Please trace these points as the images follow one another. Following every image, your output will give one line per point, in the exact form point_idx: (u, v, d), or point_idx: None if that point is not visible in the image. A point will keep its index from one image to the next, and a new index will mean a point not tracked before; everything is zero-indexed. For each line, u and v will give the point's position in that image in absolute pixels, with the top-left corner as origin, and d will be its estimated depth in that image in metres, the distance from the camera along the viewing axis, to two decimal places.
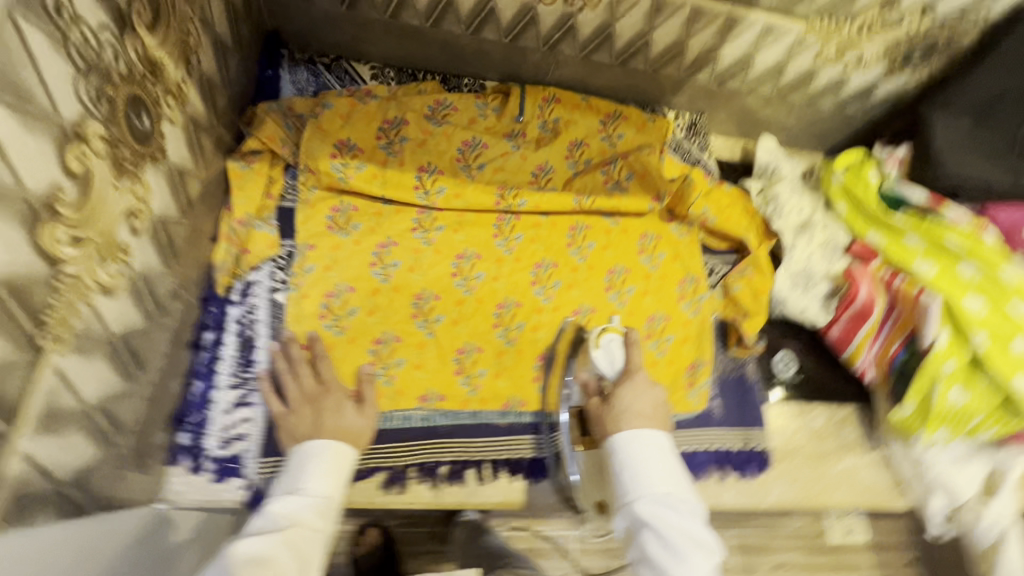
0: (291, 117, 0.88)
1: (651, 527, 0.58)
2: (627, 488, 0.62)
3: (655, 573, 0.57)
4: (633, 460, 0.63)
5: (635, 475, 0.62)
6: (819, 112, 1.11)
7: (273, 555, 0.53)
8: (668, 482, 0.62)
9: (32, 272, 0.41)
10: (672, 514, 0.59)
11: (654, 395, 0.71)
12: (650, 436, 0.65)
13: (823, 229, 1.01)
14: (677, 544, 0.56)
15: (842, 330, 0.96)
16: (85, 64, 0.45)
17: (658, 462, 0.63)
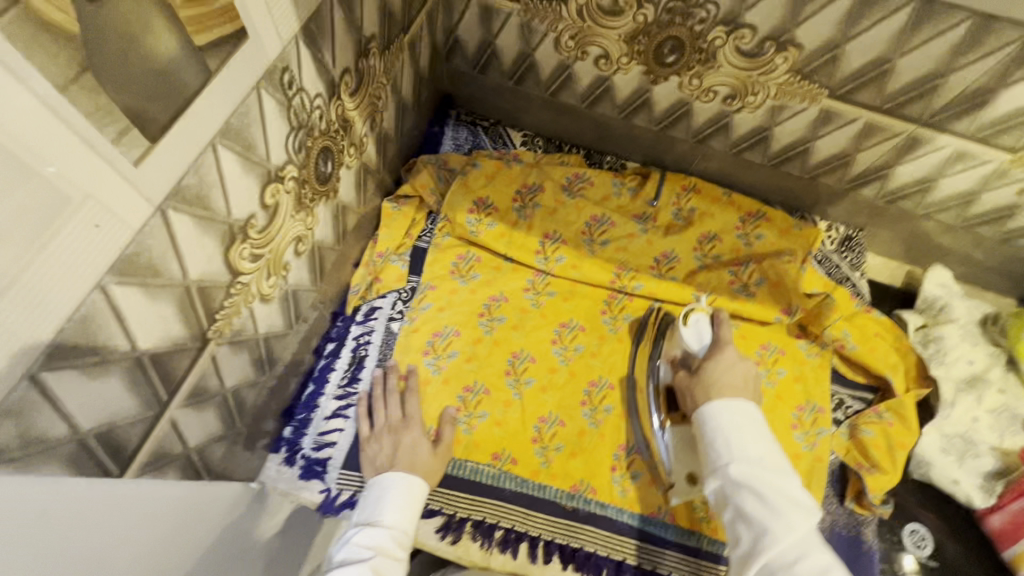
0: (444, 170, 0.98)
1: (746, 485, 0.59)
2: (720, 453, 0.62)
3: (754, 527, 0.56)
4: (724, 425, 0.64)
5: (727, 439, 0.63)
6: (1017, 251, 0.94)
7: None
8: (761, 449, 0.62)
9: (217, 278, 0.51)
10: (769, 477, 0.59)
11: (742, 367, 0.72)
12: (742, 405, 0.66)
13: (999, 391, 0.86)
14: (774, 502, 0.56)
15: (1007, 521, 0.80)
16: (298, 123, 0.56)
17: (750, 427, 0.64)
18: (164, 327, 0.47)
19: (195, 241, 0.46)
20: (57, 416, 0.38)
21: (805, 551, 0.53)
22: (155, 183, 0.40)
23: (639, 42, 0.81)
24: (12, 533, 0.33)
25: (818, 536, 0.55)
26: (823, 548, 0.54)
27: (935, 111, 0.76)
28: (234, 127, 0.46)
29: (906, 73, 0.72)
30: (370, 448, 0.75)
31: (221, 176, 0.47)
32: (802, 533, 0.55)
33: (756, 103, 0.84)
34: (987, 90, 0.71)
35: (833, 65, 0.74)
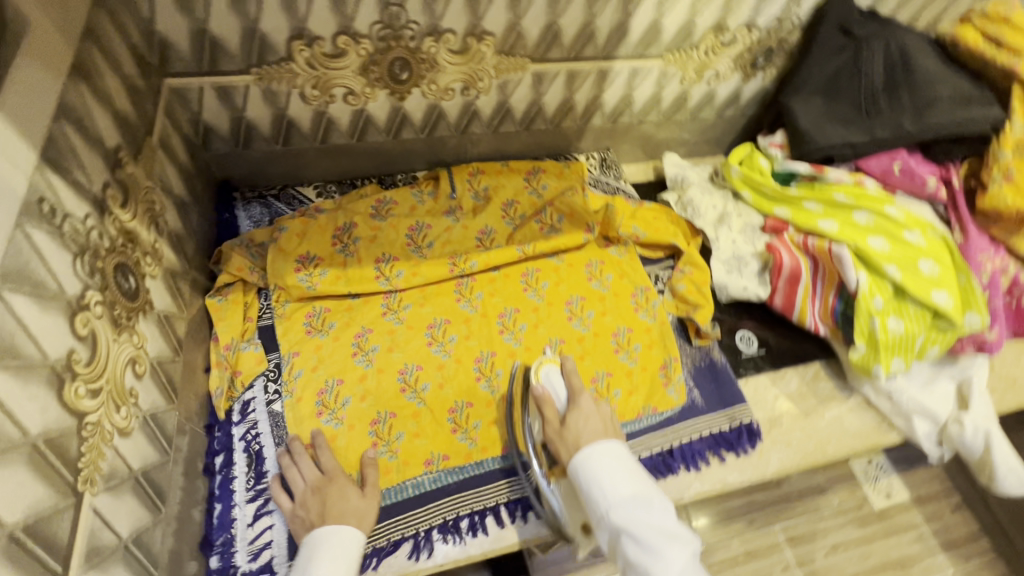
0: (254, 247, 0.99)
1: (626, 531, 0.69)
2: (600, 500, 0.72)
3: (639, 570, 0.66)
4: (598, 471, 0.74)
5: (602, 488, 0.73)
6: (705, 122, 1.28)
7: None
8: (631, 486, 0.73)
9: (63, 425, 0.49)
10: (645, 517, 0.69)
11: (598, 411, 0.84)
12: (609, 449, 0.77)
13: (738, 216, 1.16)
14: (651, 540, 0.67)
15: (783, 296, 1.07)
16: (78, 248, 0.55)
17: (620, 468, 0.75)
18: (27, 493, 0.44)
19: (21, 393, 0.44)
20: None
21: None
22: None
23: (372, 71, 0.92)
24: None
25: (694, 565, 0.67)
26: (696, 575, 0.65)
27: (602, 47, 1.01)
28: (11, 269, 0.45)
29: (570, 28, 0.95)
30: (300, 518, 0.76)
31: (20, 321, 0.45)
32: (677, 563, 0.65)
33: (487, 86, 1.02)
34: (622, 22, 0.97)
35: (521, 39, 0.95)
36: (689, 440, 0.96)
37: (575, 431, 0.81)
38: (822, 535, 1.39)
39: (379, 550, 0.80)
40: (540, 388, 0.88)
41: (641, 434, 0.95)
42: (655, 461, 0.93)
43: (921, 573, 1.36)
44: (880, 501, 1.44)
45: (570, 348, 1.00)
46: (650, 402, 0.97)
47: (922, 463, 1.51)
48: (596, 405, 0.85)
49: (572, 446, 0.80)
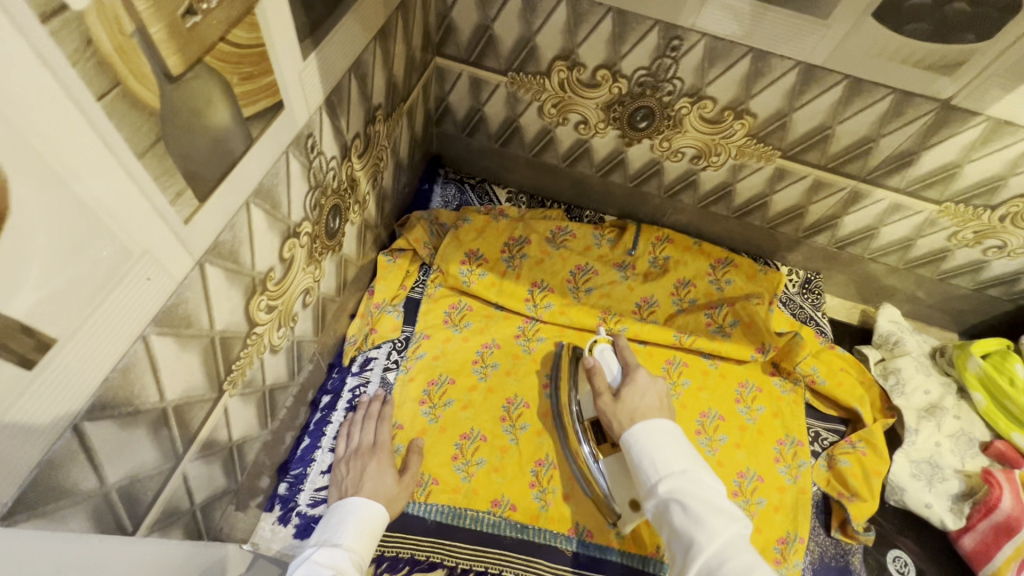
0: (436, 225, 1.03)
1: (674, 500, 0.60)
2: (649, 470, 0.64)
3: (683, 543, 0.57)
4: (648, 445, 0.66)
5: (652, 459, 0.64)
6: (953, 289, 1.05)
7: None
8: (684, 461, 0.64)
9: (237, 329, 0.53)
10: (695, 489, 0.60)
11: (655, 386, 0.76)
12: (661, 424, 0.67)
13: (954, 416, 0.92)
14: (699, 513, 0.57)
15: (979, 541, 0.82)
16: (315, 183, 0.60)
17: (674, 445, 0.65)
18: (188, 377, 0.48)
19: (223, 292, 0.49)
20: (89, 468, 0.39)
21: (733, 556, 0.53)
22: (198, 239, 0.43)
23: (614, 110, 0.90)
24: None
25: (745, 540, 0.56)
26: (750, 553, 0.54)
27: (871, 169, 0.87)
28: (264, 187, 0.50)
29: (844, 138, 0.83)
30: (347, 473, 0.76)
31: (250, 231, 0.50)
32: (729, 539, 0.55)
33: (719, 162, 0.94)
34: (911, 152, 0.83)
35: (783, 131, 0.85)
36: None
37: (629, 405, 0.73)
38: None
39: (415, 561, 0.77)
40: (591, 361, 0.82)
41: None
42: None
43: None
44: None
45: None
46: None
47: None
48: (652, 380, 0.77)
49: (623, 420, 0.71)
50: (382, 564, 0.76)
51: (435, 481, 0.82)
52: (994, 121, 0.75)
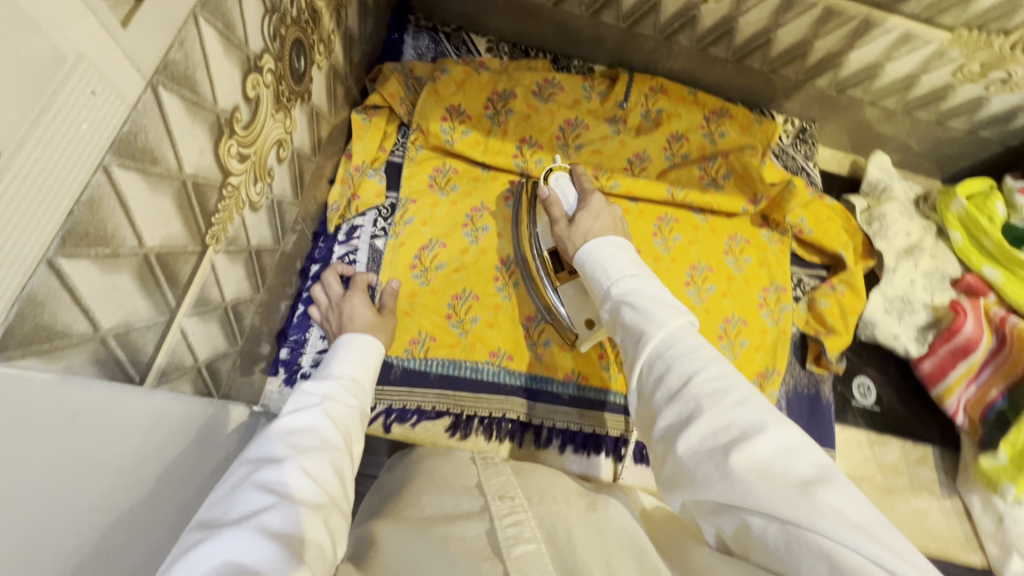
0: (411, 79, 0.94)
1: (624, 300, 0.55)
2: (602, 280, 0.59)
3: (633, 336, 0.52)
4: (600, 257, 0.62)
5: (604, 269, 0.60)
6: (946, 134, 1.05)
7: (315, 425, 0.53)
8: (636, 267, 0.59)
9: (211, 177, 0.49)
10: (645, 289, 0.55)
11: (610, 211, 0.73)
12: (614, 239, 0.63)
13: (931, 257, 0.96)
14: (648, 306, 0.52)
15: (936, 364, 0.91)
16: (271, 5, 0.52)
17: (627, 256, 0.61)
18: (166, 224, 0.44)
19: (187, 128, 0.43)
20: (78, 310, 0.37)
21: (681, 340, 0.49)
22: (145, 53, 0.36)
23: None
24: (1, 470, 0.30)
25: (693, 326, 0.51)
26: (699, 336, 0.50)
27: None
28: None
29: None
30: (335, 311, 0.77)
31: (205, 54, 0.43)
32: (677, 327, 0.50)
33: None
34: None
35: None
36: None
37: (583, 228, 0.71)
38: None
39: (422, 411, 0.81)
40: (547, 192, 0.80)
41: None
42: None
43: None
44: None
45: None
46: None
47: None
48: (608, 205, 0.74)
49: (577, 243, 0.70)
50: (391, 415, 0.81)
51: (432, 338, 0.84)
52: None
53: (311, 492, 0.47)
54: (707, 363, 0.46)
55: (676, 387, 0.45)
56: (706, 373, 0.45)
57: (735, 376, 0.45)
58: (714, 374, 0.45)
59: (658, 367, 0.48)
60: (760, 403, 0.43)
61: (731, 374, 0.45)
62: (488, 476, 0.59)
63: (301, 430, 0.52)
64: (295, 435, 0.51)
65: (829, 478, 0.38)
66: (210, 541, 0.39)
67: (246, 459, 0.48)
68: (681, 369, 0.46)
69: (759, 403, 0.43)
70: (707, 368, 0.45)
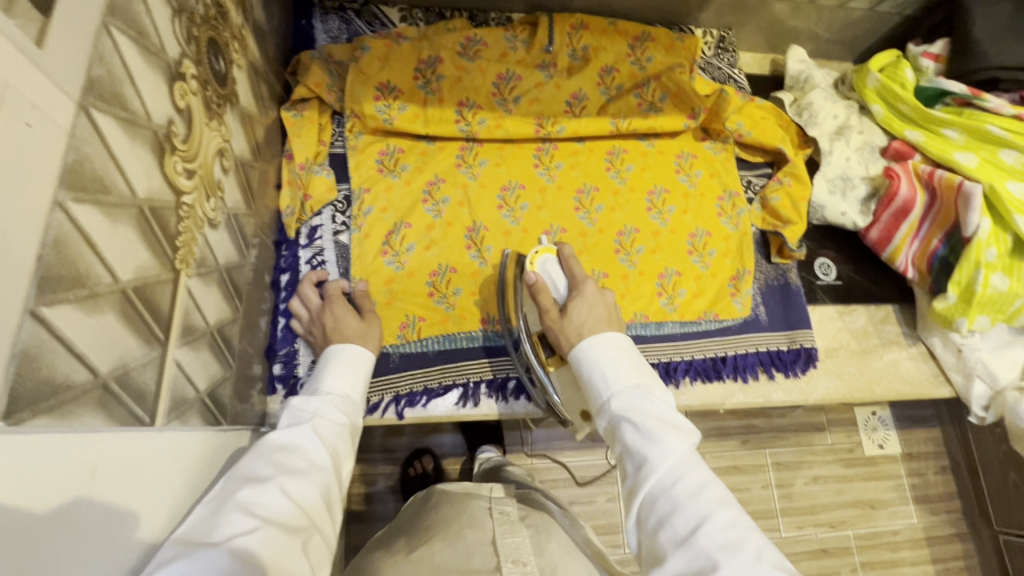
0: (332, 65, 0.90)
1: (625, 417, 0.56)
2: (600, 387, 0.60)
3: (635, 460, 0.54)
4: (598, 361, 0.62)
5: (603, 374, 0.61)
6: (850, 14, 1.10)
7: (302, 444, 0.53)
8: (635, 374, 0.60)
9: (164, 197, 0.46)
10: (648, 405, 0.57)
11: (603, 299, 0.73)
12: (612, 338, 0.64)
13: (859, 133, 1.02)
14: (653, 429, 0.54)
15: (882, 229, 0.99)
16: (177, 3, 0.48)
17: (625, 359, 0.62)
18: (135, 255, 0.42)
19: (129, 149, 0.41)
20: (74, 357, 0.35)
21: (685, 478, 0.52)
22: (67, 71, 0.34)
23: None
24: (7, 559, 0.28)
25: (696, 454, 0.54)
26: (702, 470, 0.53)
27: None
28: (117, 2, 0.39)
29: None
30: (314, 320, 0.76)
31: (126, 67, 0.40)
32: (682, 460, 0.53)
33: None
34: None
35: None
36: (746, 352, 0.93)
37: (576, 321, 0.69)
38: (807, 466, 1.34)
39: (429, 390, 0.82)
40: (534, 276, 0.77)
41: (699, 336, 0.92)
42: (707, 366, 0.92)
43: (885, 516, 1.35)
44: (871, 449, 1.38)
45: (644, 239, 0.95)
46: (712, 307, 0.94)
47: (923, 423, 1.44)
48: (600, 292, 0.74)
49: (572, 338, 0.68)
50: (400, 401, 0.81)
51: (422, 318, 0.84)
52: None
53: (294, 516, 0.47)
54: (713, 509, 0.49)
55: (685, 535, 0.49)
56: (716, 522, 0.48)
57: (740, 524, 0.49)
58: (721, 523, 0.48)
59: (662, 505, 0.51)
60: (768, 558, 0.47)
61: (739, 526, 0.49)
62: (504, 533, 0.67)
63: (288, 448, 0.52)
64: (282, 454, 0.51)
65: None
66: (188, 556, 0.39)
67: (235, 474, 0.48)
68: (689, 514, 0.49)
69: (765, 558, 0.47)
70: (716, 518, 0.49)
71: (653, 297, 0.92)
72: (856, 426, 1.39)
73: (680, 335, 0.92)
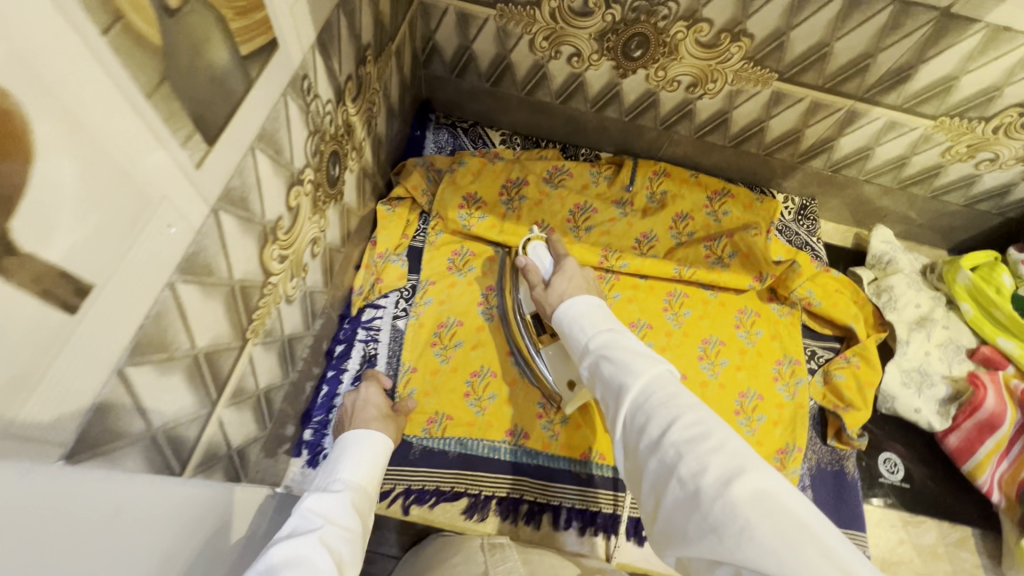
0: (433, 172, 1.03)
1: (603, 351, 0.57)
2: (579, 337, 0.61)
3: (613, 390, 0.54)
4: (575, 315, 0.64)
5: (580, 326, 0.62)
6: (944, 207, 1.08)
7: (308, 554, 0.46)
8: (610, 322, 0.62)
9: (254, 278, 0.54)
10: (622, 341, 0.57)
11: (584, 273, 0.76)
12: (585, 297, 0.66)
13: (944, 327, 0.97)
14: (625, 360, 0.54)
15: (962, 439, 0.89)
16: (314, 127, 0.59)
17: (600, 313, 0.64)
18: (215, 326, 0.49)
19: (239, 240, 0.49)
20: (136, 412, 0.41)
21: (658, 390, 0.50)
22: (211, 185, 0.42)
23: (607, 39, 0.88)
24: (31, 531, 0.27)
25: (671, 373, 0.53)
26: (676, 385, 0.51)
27: (868, 86, 0.87)
28: (267, 131, 0.49)
29: (842, 55, 0.82)
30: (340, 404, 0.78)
31: (257, 178, 0.49)
32: (655, 376, 0.52)
33: (715, 89, 0.94)
34: (909, 65, 0.82)
35: (780, 51, 0.84)
36: None
37: (559, 290, 0.73)
38: None
39: (440, 492, 0.82)
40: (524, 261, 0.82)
41: None
42: None
43: None
44: None
45: (689, 386, 0.93)
46: None
47: None
48: (581, 268, 0.77)
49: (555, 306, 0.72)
50: (409, 496, 0.81)
51: (450, 417, 0.86)
52: (993, 27, 0.75)
53: None
54: (683, 411, 0.47)
55: (657, 437, 0.47)
56: (683, 420, 0.46)
57: (711, 421, 0.47)
58: (690, 421, 0.46)
59: (638, 417, 0.50)
60: (737, 447, 0.44)
61: (707, 420, 0.46)
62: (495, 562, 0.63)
63: (294, 560, 0.45)
64: (288, 566, 0.44)
65: (828, 529, 0.39)
66: None
67: None
68: (659, 418, 0.48)
69: (736, 445, 0.44)
70: (682, 416, 0.47)
71: None
72: None
73: None
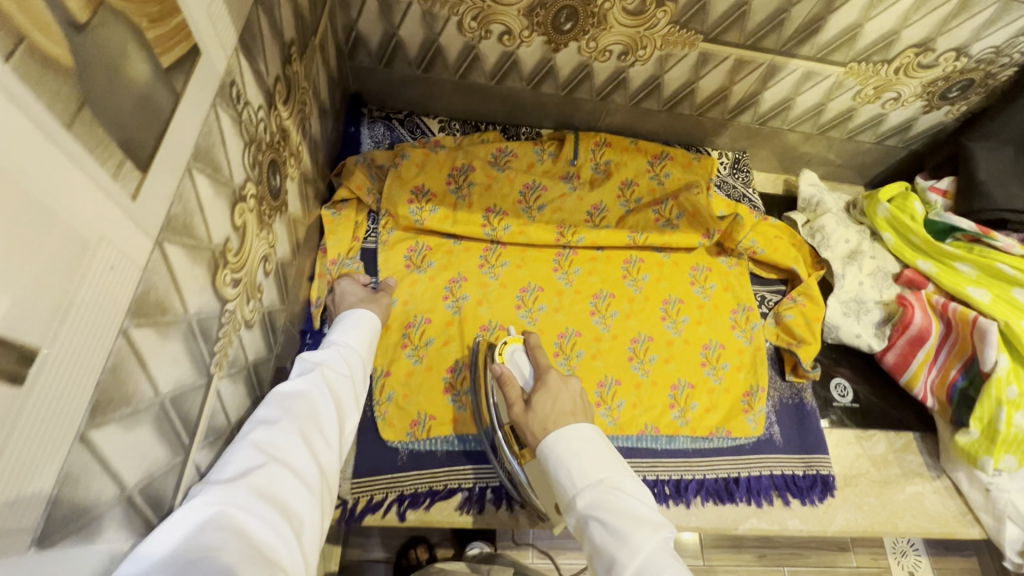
0: (374, 169, 0.99)
1: (593, 515, 0.57)
2: (568, 483, 0.61)
3: (605, 560, 0.54)
4: (564, 455, 0.62)
5: (568, 471, 0.61)
6: (858, 146, 1.17)
7: (309, 388, 0.57)
8: (601, 468, 0.61)
9: (210, 308, 0.50)
10: (615, 500, 0.57)
11: (567, 388, 0.73)
12: (577, 429, 0.64)
13: (871, 258, 1.06)
14: (620, 526, 0.54)
15: (899, 355, 0.98)
16: (248, 137, 0.55)
17: (591, 451, 0.63)
18: (178, 368, 0.45)
19: (189, 271, 0.45)
20: (107, 476, 0.37)
21: (653, 573, 0.51)
22: (149, 215, 0.38)
23: (536, 14, 0.87)
24: None
25: (666, 548, 0.54)
26: (670, 566, 0.52)
27: (786, 40, 0.91)
28: (202, 148, 0.45)
29: (759, 12, 0.86)
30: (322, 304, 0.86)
31: (199, 201, 0.45)
32: (649, 553, 0.53)
33: (646, 55, 0.95)
34: (819, 17, 0.87)
35: (703, 13, 0.86)
36: (759, 473, 0.91)
37: (541, 412, 0.69)
38: None
39: (434, 492, 0.81)
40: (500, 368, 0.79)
41: (710, 453, 0.91)
42: (719, 486, 0.89)
43: None
44: None
45: (657, 347, 0.96)
46: (725, 424, 0.92)
47: (959, 554, 1.30)
48: (564, 382, 0.74)
49: (536, 431, 0.67)
50: (404, 501, 0.80)
51: (432, 417, 0.85)
52: None
53: (312, 468, 0.52)
54: None
55: None
56: None
57: None
58: None
59: None
60: None
61: None
62: None
63: (298, 393, 0.56)
64: (291, 400, 0.55)
65: None
66: (204, 501, 0.44)
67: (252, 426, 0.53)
68: None
69: None
70: None
71: (663, 409, 0.92)
72: (883, 551, 1.26)
73: (689, 451, 0.91)
